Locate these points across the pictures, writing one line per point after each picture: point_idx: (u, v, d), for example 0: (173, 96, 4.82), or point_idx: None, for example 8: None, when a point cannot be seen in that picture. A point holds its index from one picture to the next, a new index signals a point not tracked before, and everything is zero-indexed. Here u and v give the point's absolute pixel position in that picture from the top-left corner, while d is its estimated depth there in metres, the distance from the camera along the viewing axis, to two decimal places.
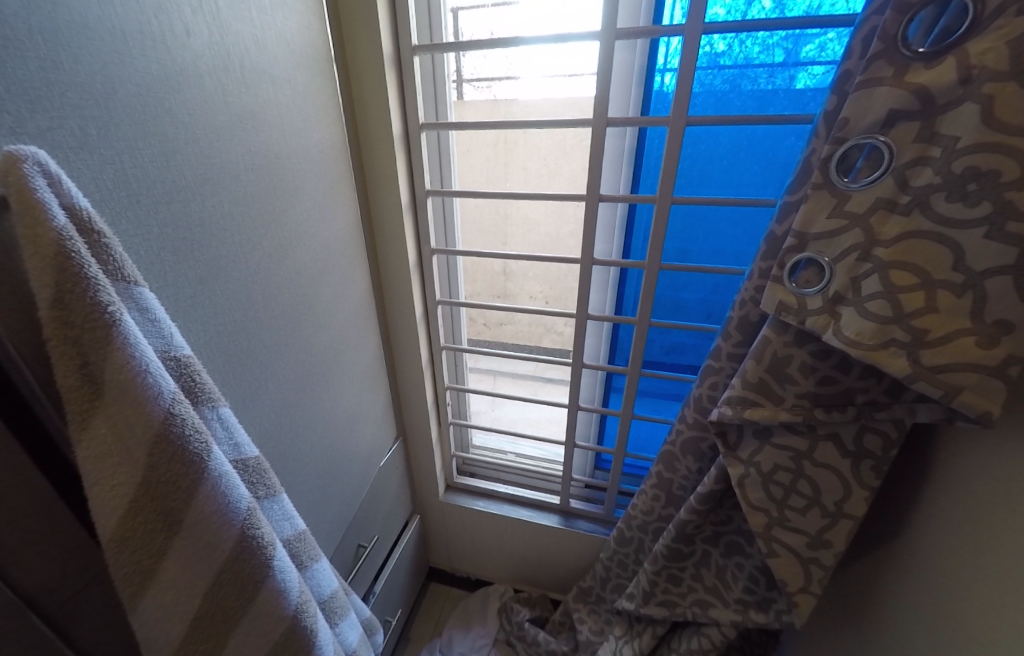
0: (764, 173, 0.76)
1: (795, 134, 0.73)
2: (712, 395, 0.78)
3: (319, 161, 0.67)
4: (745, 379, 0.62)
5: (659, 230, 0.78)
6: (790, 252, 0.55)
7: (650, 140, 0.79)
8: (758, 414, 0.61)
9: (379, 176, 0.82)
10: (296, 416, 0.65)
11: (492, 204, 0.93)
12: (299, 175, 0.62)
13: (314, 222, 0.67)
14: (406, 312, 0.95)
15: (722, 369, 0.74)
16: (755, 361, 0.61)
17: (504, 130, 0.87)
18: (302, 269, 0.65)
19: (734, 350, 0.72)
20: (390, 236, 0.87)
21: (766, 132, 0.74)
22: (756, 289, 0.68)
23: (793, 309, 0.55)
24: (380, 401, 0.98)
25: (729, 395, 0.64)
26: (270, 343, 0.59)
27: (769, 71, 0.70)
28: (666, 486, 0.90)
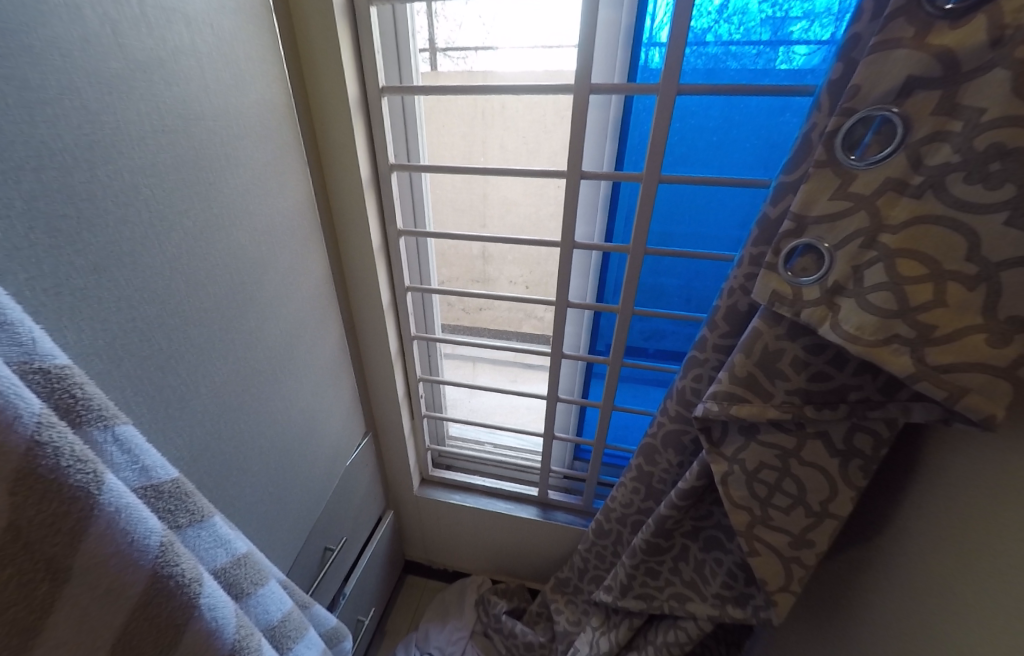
0: (757, 152, 0.72)
1: (790, 109, 0.68)
2: (696, 388, 0.75)
3: (255, 125, 0.58)
4: (733, 373, 0.58)
5: (645, 212, 0.72)
6: (786, 237, 0.50)
7: (636, 113, 0.73)
8: (745, 411, 0.57)
9: (335, 147, 0.73)
10: (239, 421, 0.57)
11: (468, 181, 0.85)
12: (228, 141, 0.53)
13: (252, 198, 0.58)
14: (370, 300, 0.86)
15: (707, 362, 0.72)
16: (744, 355, 0.57)
17: (480, 102, 0.79)
18: (237, 251, 0.56)
19: (721, 340, 0.70)
20: (351, 215, 0.78)
21: (759, 108, 0.68)
22: (746, 279, 0.65)
23: (788, 299, 0.50)
24: (346, 396, 0.90)
25: (715, 390, 0.60)
26: (201, 339, 0.51)
27: (752, 48, 0.65)
28: (646, 479, 0.87)
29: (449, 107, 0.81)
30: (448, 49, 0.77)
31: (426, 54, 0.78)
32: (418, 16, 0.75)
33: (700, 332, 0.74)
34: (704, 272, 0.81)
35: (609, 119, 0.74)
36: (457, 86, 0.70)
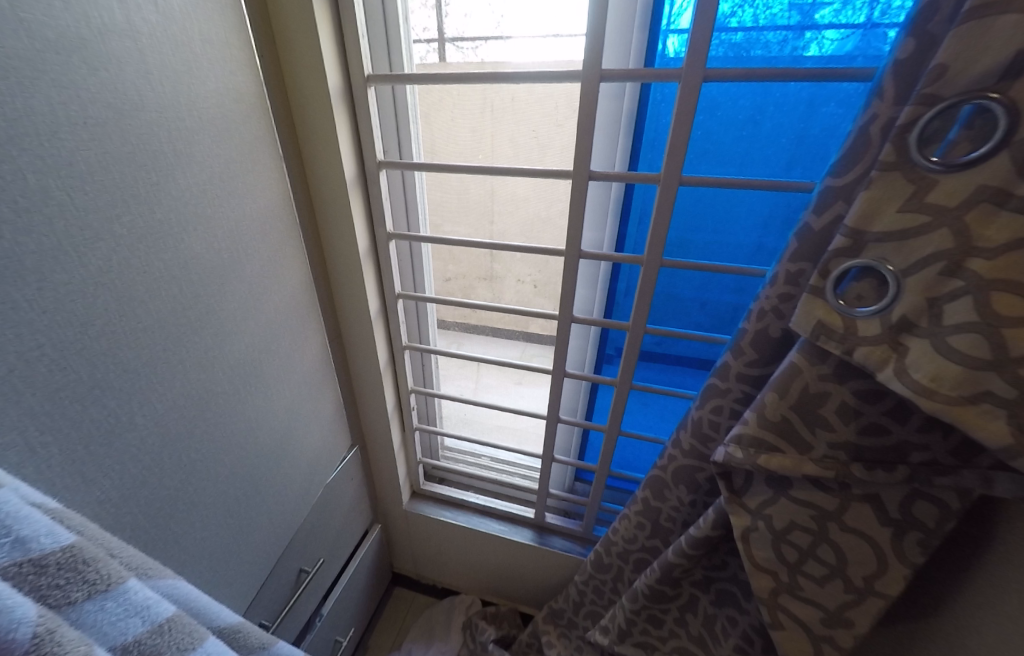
0: (795, 149, 0.61)
1: (835, 99, 0.58)
2: (715, 421, 0.66)
3: (216, 117, 0.50)
4: (762, 416, 0.50)
5: (662, 218, 0.63)
6: (838, 257, 0.42)
7: (656, 104, 0.63)
8: (776, 463, 0.50)
9: (315, 141, 0.65)
10: (189, 451, 0.51)
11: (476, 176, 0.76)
12: (180, 128, 0.46)
13: (214, 198, 0.51)
14: (356, 308, 0.79)
15: (730, 393, 0.64)
16: (777, 395, 0.49)
17: (490, 93, 0.70)
18: (188, 258, 0.48)
19: (746, 367, 0.61)
20: (335, 216, 0.71)
21: (798, 95, 0.58)
22: (780, 300, 0.56)
23: (837, 333, 0.43)
24: (331, 410, 0.83)
25: (741, 434, 0.52)
26: (138, 365, 0.44)
27: (775, 35, 0.56)
28: (652, 516, 0.77)
29: (458, 100, 0.72)
30: (457, 38, 0.68)
31: (432, 45, 0.69)
32: (423, 7, 0.67)
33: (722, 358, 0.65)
34: (727, 286, 0.71)
35: (630, 112, 0.65)
36: (463, 74, 0.61)
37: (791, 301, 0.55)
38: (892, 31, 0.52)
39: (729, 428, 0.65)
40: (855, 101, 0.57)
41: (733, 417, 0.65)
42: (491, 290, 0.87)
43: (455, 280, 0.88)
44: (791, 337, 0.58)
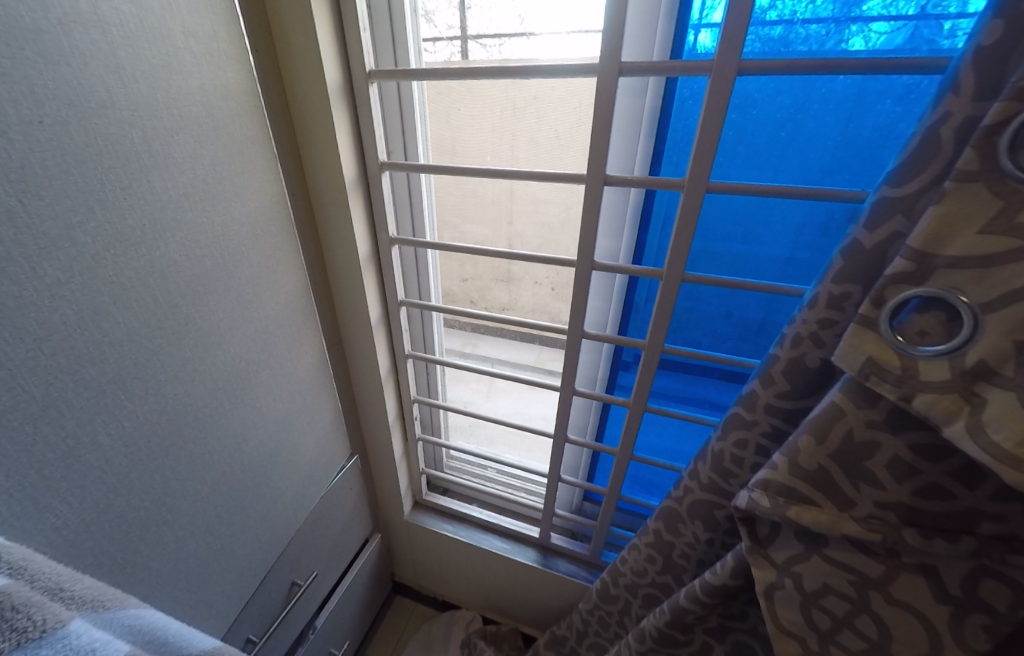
0: (843, 151, 0.55)
1: (890, 95, 0.51)
2: (738, 455, 0.58)
3: (198, 116, 0.45)
4: (795, 461, 0.43)
5: (685, 229, 0.56)
6: (895, 286, 0.37)
7: (684, 103, 0.57)
8: (809, 517, 0.42)
9: (314, 140, 0.61)
10: (162, 472, 0.48)
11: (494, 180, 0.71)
12: (149, 131, 0.41)
13: (198, 207, 0.47)
14: (357, 316, 0.75)
15: (756, 427, 0.56)
16: (813, 438, 0.42)
17: (513, 91, 0.65)
18: (162, 267, 0.44)
19: (777, 399, 0.53)
20: (334, 220, 0.67)
21: (848, 90, 0.52)
22: (820, 327, 0.48)
23: (892, 374, 0.36)
24: (330, 421, 0.80)
25: (768, 479, 0.45)
26: (102, 382, 0.40)
27: (815, 28, 0.50)
28: (665, 550, 0.71)
29: (480, 98, 0.67)
30: (481, 35, 0.63)
31: (455, 42, 0.65)
32: (449, 3, 0.62)
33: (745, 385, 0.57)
34: (756, 303, 0.65)
35: (658, 111, 0.58)
36: (481, 69, 0.55)
37: (833, 328, 0.47)
38: (947, 24, 0.47)
39: (754, 465, 0.58)
40: (918, 97, 0.50)
41: (759, 454, 0.57)
42: (508, 292, 0.83)
43: (472, 280, 0.84)
44: (832, 369, 0.49)
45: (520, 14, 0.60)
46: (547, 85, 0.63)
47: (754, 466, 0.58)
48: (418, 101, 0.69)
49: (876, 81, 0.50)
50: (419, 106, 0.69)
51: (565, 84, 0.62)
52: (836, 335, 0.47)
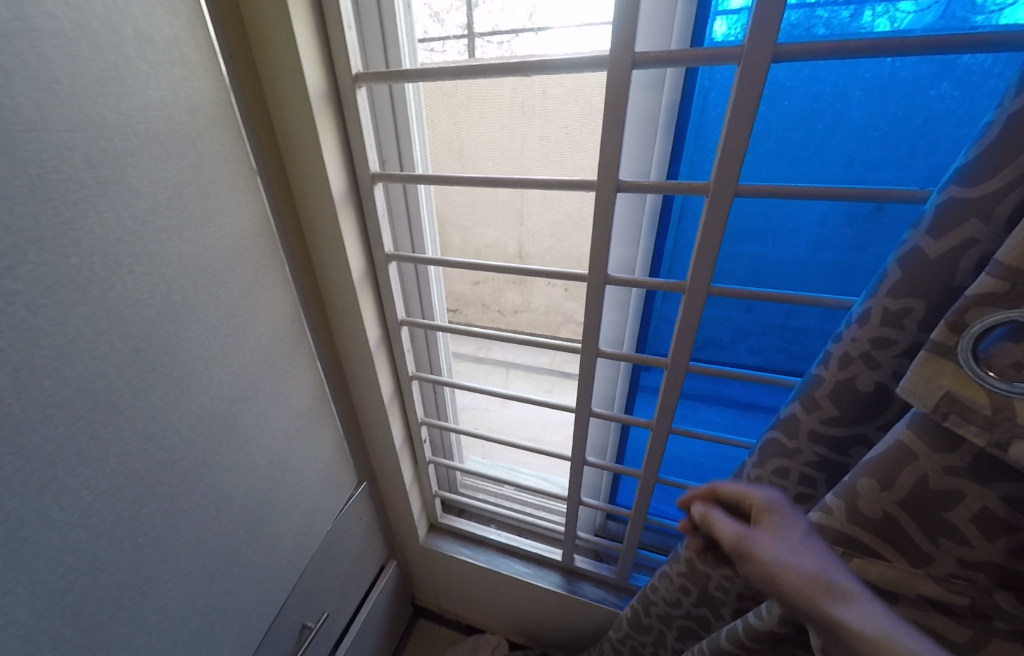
0: (888, 142, 0.49)
1: (942, 80, 0.45)
2: (779, 485, 0.52)
3: (158, 133, 0.40)
4: (855, 506, 0.38)
5: (710, 239, 0.50)
6: (977, 309, 0.32)
7: (706, 97, 0.51)
8: (876, 571, 0.38)
9: (297, 152, 0.55)
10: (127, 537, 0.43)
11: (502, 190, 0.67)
12: (95, 157, 0.36)
13: (160, 237, 0.42)
14: (357, 340, 0.70)
15: (799, 455, 0.50)
16: (876, 483, 0.37)
17: (522, 89, 0.60)
18: (118, 309, 0.39)
19: (823, 425, 0.47)
20: (326, 240, 0.61)
21: (893, 73, 0.46)
22: (873, 346, 0.42)
23: (980, 413, 0.32)
24: (332, 452, 0.75)
25: (822, 524, 0.40)
26: (49, 452, 0.36)
27: (835, 9, 0.44)
28: (699, 582, 0.64)
29: (489, 98, 0.62)
30: (489, 32, 0.58)
31: (463, 40, 0.59)
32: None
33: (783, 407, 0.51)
34: (777, 309, 0.59)
35: (679, 107, 0.52)
36: (484, 66, 0.49)
37: (888, 347, 0.42)
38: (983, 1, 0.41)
39: (797, 495, 0.52)
40: (973, 78, 0.45)
41: (804, 483, 0.51)
42: (522, 294, 0.93)
43: (484, 283, 0.87)
44: (887, 390, 0.44)
45: (530, 8, 0.55)
46: (562, 84, 0.57)
47: (798, 496, 0.52)
48: (414, 104, 0.63)
49: (925, 60, 0.45)
50: (415, 108, 0.63)
51: (580, 84, 0.57)
52: (894, 355, 0.42)
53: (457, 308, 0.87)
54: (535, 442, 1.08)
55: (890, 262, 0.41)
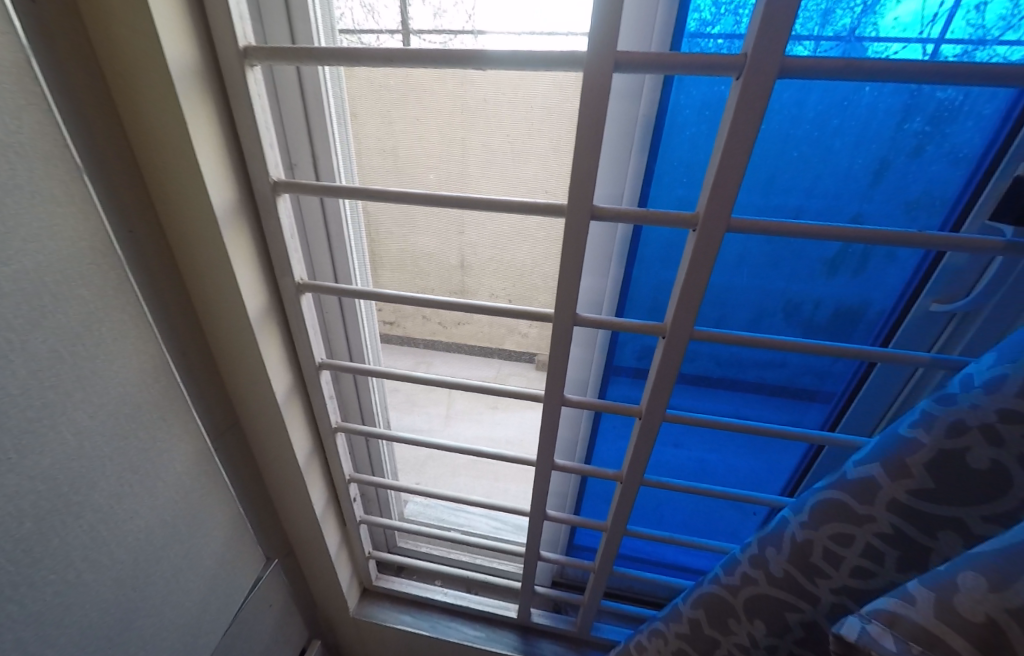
0: (871, 178, 0.45)
1: (925, 111, 0.42)
2: (835, 553, 0.42)
3: None
4: (945, 601, 0.28)
5: (693, 278, 0.43)
6: None
7: (677, 116, 0.45)
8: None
9: (159, 153, 0.40)
10: None
11: (442, 214, 0.57)
12: None
13: None
14: (258, 392, 0.55)
15: (869, 524, 0.40)
16: (984, 581, 0.27)
17: (459, 92, 0.49)
18: None
19: (911, 499, 0.38)
20: (208, 268, 0.46)
21: (874, 105, 0.42)
22: (999, 418, 0.34)
23: None
24: (226, 533, 0.58)
25: (898, 614, 0.29)
26: None
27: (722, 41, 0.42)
28: (705, 648, 0.53)
29: (427, 106, 0.50)
30: (428, 29, 0.46)
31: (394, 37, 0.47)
32: None
33: (847, 466, 0.43)
34: (764, 355, 0.58)
35: (660, 124, 0.45)
36: (402, 52, 0.38)
37: (1018, 422, 0.34)
38: (894, 47, 0.40)
39: (855, 570, 0.42)
40: (948, 117, 0.42)
41: (868, 557, 0.41)
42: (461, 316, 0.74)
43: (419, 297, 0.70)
44: (1006, 476, 0.35)
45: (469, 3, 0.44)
46: (522, 99, 0.48)
47: (855, 571, 0.42)
48: (336, 92, 0.50)
49: (902, 95, 0.41)
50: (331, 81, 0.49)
51: (547, 100, 0.48)
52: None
53: (394, 320, 0.74)
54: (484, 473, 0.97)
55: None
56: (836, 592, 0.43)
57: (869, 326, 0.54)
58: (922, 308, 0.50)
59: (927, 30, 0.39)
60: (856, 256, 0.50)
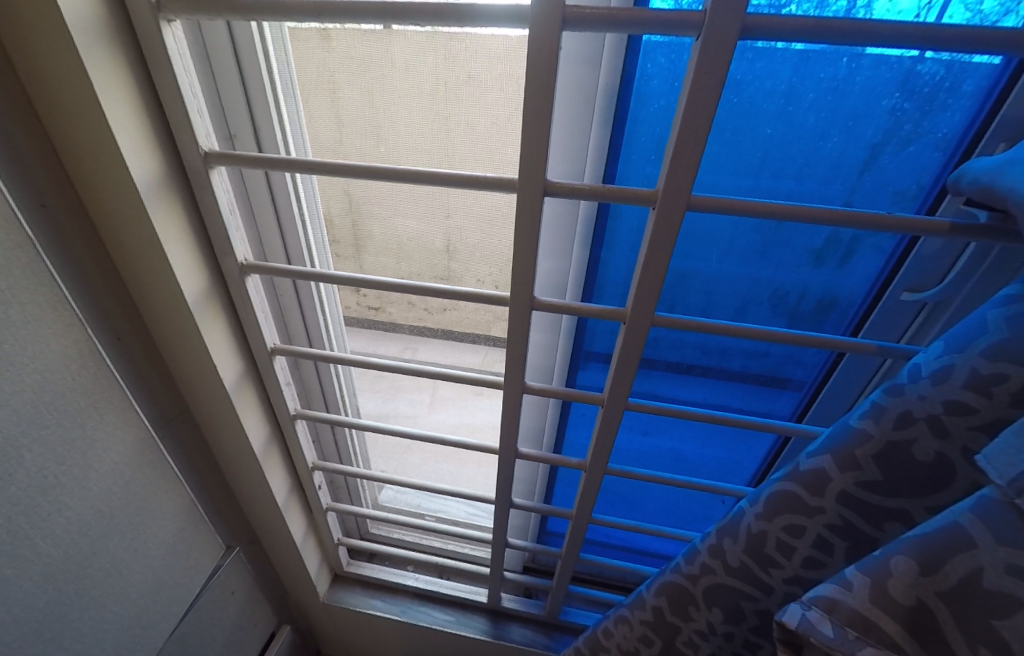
0: (861, 164, 0.42)
1: (900, 87, 0.39)
2: (787, 543, 0.41)
3: None
4: (881, 587, 0.28)
5: (655, 262, 0.40)
6: None
7: (646, 85, 0.41)
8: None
9: (69, 120, 0.36)
10: None
11: (426, 196, 0.54)
12: None
13: None
14: (205, 379, 0.52)
15: (819, 515, 0.39)
16: (916, 565, 0.27)
17: (444, 70, 0.46)
18: None
19: (858, 489, 0.37)
20: (138, 247, 0.43)
21: (850, 78, 0.39)
22: (945, 410, 0.33)
23: None
24: (178, 523, 0.56)
25: (836, 600, 0.29)
26: None
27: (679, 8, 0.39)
28: (667, 635, 0.52)
29: (410, 80, 0.47)
30: None
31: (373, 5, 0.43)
32: None
33: (799, 456, 0.42)
34: (742, 346, 0.56)
35: (629, 94, 0.42)
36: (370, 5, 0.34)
37: (965, 414, 0.32)
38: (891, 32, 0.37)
39: (806, 560, 0.41)
40: (927, 92, 0.39)
41: (819, 547, 0.40)
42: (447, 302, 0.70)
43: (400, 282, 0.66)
44: (949, 466, 0.34)
45: None
46: (498, 69, 0.45)
47: (805, 561, 0.41)
48: (280, 57, 0.46)
49: (879, 69, 0.38)
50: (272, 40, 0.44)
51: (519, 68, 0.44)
52: (970, 426, 0.32)
53: (379, 305, 0.72)
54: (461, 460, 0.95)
55: (992, 319, 0.32)
56: (789, 581, 0.42)
57: (841, 315, 0.52)
58: (893, 298, 0.47)
59: (925, 13, 0.36)
60: (843, 245, 0.47)
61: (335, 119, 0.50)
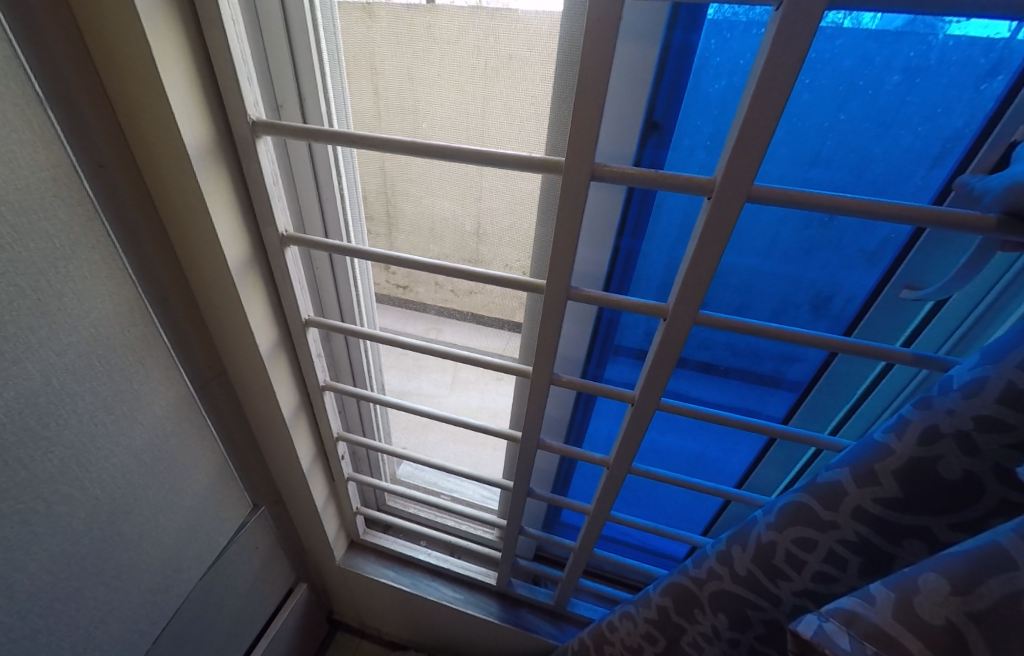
0: (941, 155, 0.38)
1: (1007, 68, 0.34)
2: (797, 557, 0.40)
3: None
4: (906, 602, 0.27)
5: (704, 257, 0.38)
6: None
7: (707, 63, 0.39)
8: None
9: (126, 81, 0.37)
10: None
11: (460, 170, 0.51)
12: None
13: None
14: (241, 344, 0.53)
15: (833, 531, 0.38)
16: (946, 584, 0.27)
17: (489, 46, 0.43)
18: None
19: (877, 507, 0.36)
20: (185, 211, 0.43)
21: (943, 58, 0.35)
22: (975, 425, 0.31)
23: None
24: (209, 480, 0.59)
25: (857, 613, 0.29)
26: None
27: None
28: (670, 635, 0.51)
29: (452, 51, 0.44)
30: None
31: None
32: None
33: (822, 467, 0.40)
34: (778, 349, 0.52)
35: (685, 73, 0.39)
36: None
37: (996, 431, 0.31)
38: None
39: (816, 574, 0.39)
40: None
41: (830, 562, 0.38)
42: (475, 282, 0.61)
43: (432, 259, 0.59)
44: (976, 484, 0.33)
45: None
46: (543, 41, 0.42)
47: (816, 576, 0.39)
48: (328, 26, 0.45)
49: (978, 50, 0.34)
50: (320, 9, 0.44)
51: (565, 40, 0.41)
52: (1003, 444, 0.31)
53: (406, 284, 0.65)
54: (482, 449, 0.92)
55: None
56: (797, 594, 0.41)
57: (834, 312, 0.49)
58: (893, 294, 0.45)
59: None
60: (899, 244, 0.43)
61: (372, 96, 0.49)
